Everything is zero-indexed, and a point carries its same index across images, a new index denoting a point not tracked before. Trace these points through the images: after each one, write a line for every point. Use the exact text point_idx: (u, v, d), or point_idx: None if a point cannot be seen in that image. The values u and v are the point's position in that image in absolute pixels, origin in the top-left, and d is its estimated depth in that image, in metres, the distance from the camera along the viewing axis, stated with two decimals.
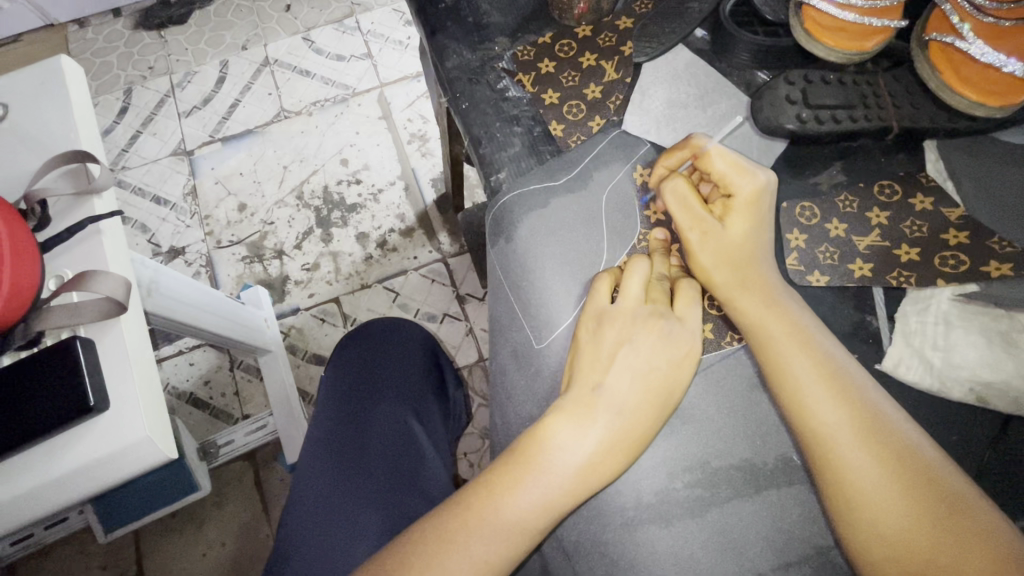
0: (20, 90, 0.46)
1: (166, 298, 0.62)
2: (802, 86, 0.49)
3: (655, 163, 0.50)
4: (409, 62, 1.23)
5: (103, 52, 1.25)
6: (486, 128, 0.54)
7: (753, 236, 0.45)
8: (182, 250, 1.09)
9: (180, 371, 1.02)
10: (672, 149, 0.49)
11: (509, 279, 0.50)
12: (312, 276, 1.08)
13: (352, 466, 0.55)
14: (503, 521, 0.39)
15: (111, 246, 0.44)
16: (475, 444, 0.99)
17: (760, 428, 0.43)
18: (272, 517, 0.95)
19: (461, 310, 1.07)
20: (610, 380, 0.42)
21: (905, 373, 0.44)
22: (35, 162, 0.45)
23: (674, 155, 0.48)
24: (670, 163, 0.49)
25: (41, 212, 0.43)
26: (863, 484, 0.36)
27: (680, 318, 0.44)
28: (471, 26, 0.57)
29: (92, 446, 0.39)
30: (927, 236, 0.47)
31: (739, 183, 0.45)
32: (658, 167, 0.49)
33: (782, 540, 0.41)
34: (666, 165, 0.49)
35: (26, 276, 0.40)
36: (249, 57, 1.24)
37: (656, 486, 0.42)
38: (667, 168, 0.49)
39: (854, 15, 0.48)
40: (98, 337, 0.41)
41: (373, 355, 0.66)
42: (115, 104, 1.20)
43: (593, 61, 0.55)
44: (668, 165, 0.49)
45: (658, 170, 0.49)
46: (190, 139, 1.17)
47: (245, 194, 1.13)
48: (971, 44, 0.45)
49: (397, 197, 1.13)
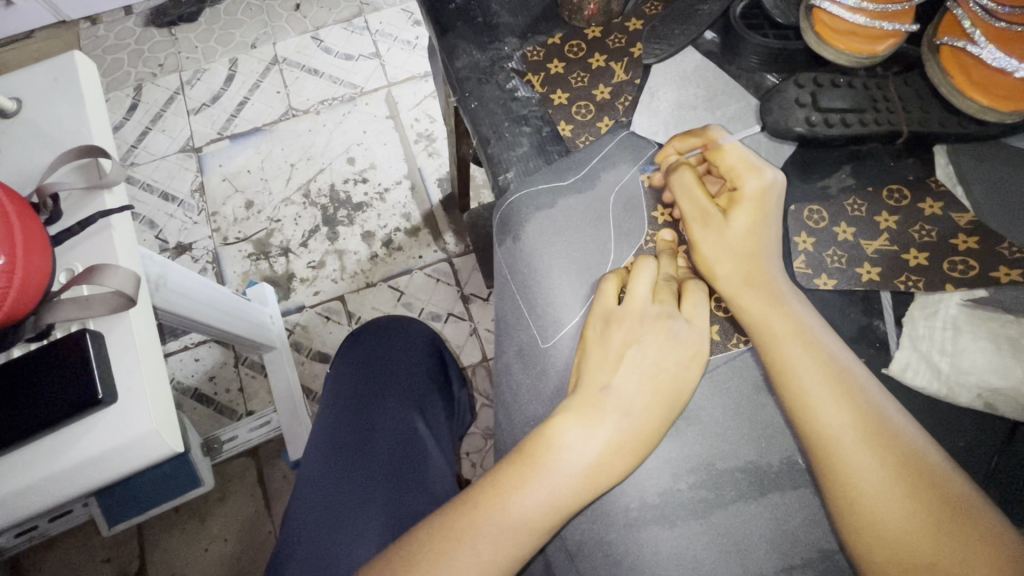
0: (34, 85, 0.46)
1: (173, 291, 0.62)
2: (812, 89, 0.49)
3: (666, 145, 0.50)
4: (417, 62, 1.23)
5: (114, 49, 1.26)
6: (496, 128, 0.54)
7: (759, 232, 0.45)
8: (189, 246, 1.10)
9: (185, 366, 1.03)
10: (685, 133, 0.49)
11: (515, 279, 0.50)
12: (317, 274, 1.09)
13: (359, 464, 0.55)
14: (511, 520, 0.39)
15: (121, 240, 0.44)
16: (478, 444, 1.00)
17: (765, 430, 0.43)
18: (274, 513, 0.96)
19: (466, 310, 1.07)
20: (618, 380, 0.43)
21: (912, 378, 0.44)
22: (47, 156, 0.46)
23: (686, 139, 0.49)
24: (679, 146, 0.49)
25: (53, 205, 0.44)
26: (868, 489, 0.36)
27: (688, 318, 0.45)
28: (480, 25, 0.57)
29: (100, 436, 0.40)
30: (936, 240, 0.47)
31: (747, 179, 0.45)
32: (668, 148, 0.49)
33: (786, 542, 0.41)
34: (677, 149, 0.49)
35: (38, 267, 0.40)
36: (259, 55, 1.24)
37: (660, 487, 0.42)
38: (677, 152, 0.49)
39: (865, 19, 0.48)
40: (107, 330, 0.42)
41: (381, 350, 0.67)
42: (125, 100, 1.21)
43: (603, 62, 0.55)
44: (678, 147, 0.49)
45: (668, 152, 0.50)
46: (198, 136, 1.18)
47: (252, 191, 1.14)
48: (982, 49, 0.45)
49: (403, 197, 1.13)
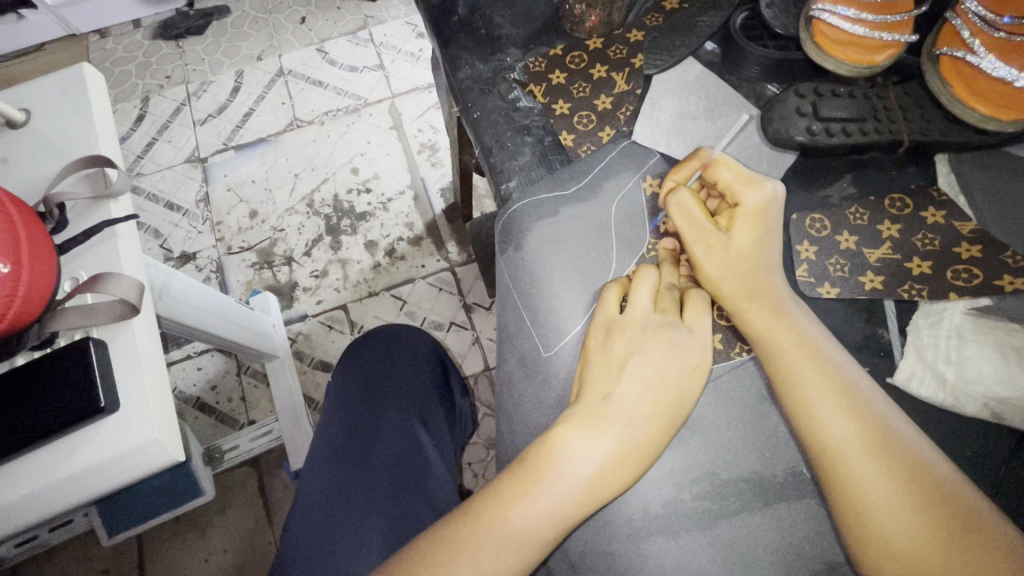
0: (43, 97, 0.47)
1: (176, 302, 0.62)
2: (813, 98, 0.49)
3: (665, 177, 0.49)
4: (420, 74, 1.25)
5: (122, 62, 1.28)
6: (498, 137, 0.54)
7: (759, 245, 0.45)
8: (193, 256, 1.10)
9: (188, 375, 1.03)
10: (680, 162, 0.49)
11: (519, 288, 0.50)
12: (321, 283, 1.09)
13: (360, 475, 0.55)
14: (513, 532, 0.39)
15: (125, 249, 0.44)
16: (481, 454, 0.99)
17: (770, 440, 0.43)
18: (275, 524, 0.95)
19: (468, 320, 1.07)
20: (620, 390, 0.42)
21: (917, 388, 0.44)
22: (55, 167, 0.46)
23: (684, 166, 0.48)
24: (678, 176, 0.49)
25: (59, 215, 0.44)
26: (877, 501, 0.36)
27: (690, 328, 0.45)
28: (483, 37, 0.58)
29: (101, 446, 0.40)
30: (939, 249, 0.47)
31: (746, 193, 0.45)
32: (669, 179, 0.49)
33: (793, 555, 0.40)
34: (676, 178, 0.49)
35: (44, 273, 0.40)
36: (265, 67, 1.26)
37: (664, 497, 0.42)
38: (677, 180, 0.49)
39: (865, 29, 0.49)
40: (111, 339, 0.42)
41: (381, 361, 0.67)
42: (132, 112, 1.22)
43: (604, 72, 0.55)
44: (678, 177, 0.48)
45: (669, 183, 0.49)
46: (204, 146, 1.19)
47: (256, 201, 1.15)
48: (982, 58, 0.45)
49: (406, 206, 1.14)
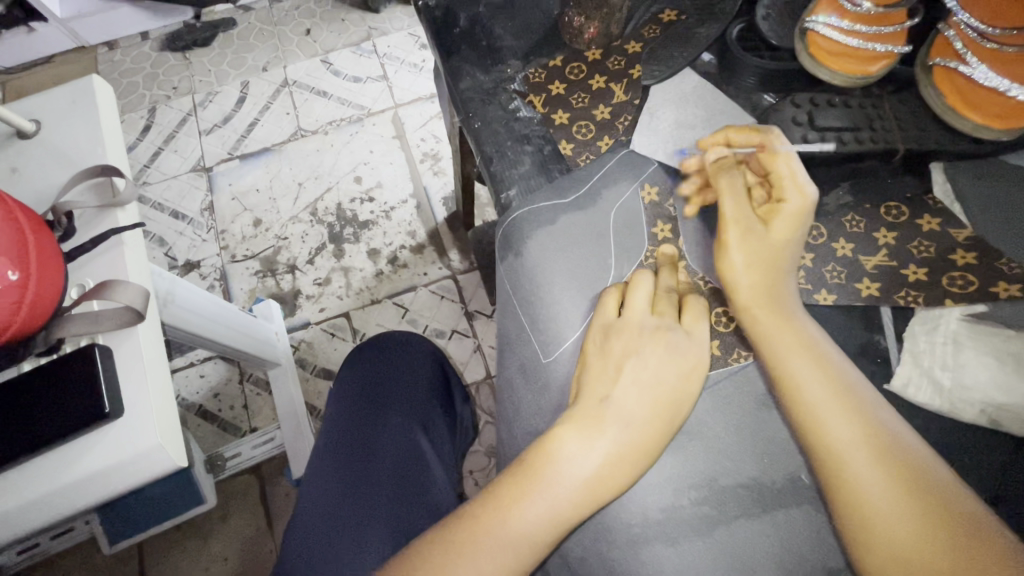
0: (53, 107, 0.48)
1: (181, 308, 0.63)
2: (808, 108, 0.50)
3: (722, 132, 0.49)
4: (422, 84, 1.26)
5: (130, 73, 1.30)
6: (498, 147, 0.55)
7: (790, 246, 0.45)
8: (197, 264, 1.11)
9: (191, 383, 1.04)
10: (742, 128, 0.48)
11: (519, 295, 0.51)
12: (323, 290, 1.10)
13: (363, 478, 0.55)
14: (513, 534, 0.39)
15: (132, 257, 0.45)
16: (482, 462, 1.00)
17: (768, 446, 0.43)
18: (276, 531, 0.95)
19: (470, 327, 1.07)
20: (618, 393, 0.43)
21: (914, 394, 0.44)
22: (63, 175, 0.47)
23: (743, 133, 0.48)
24: (737, 139, 0.48)
25: (68, 223, 0.45)
26: (877, 504, 0.36)
27: (687, 331, 0.45)
28: (484, 49, 0.59)
29: (105, 452, 0.40)
30: (935, 256, 0.48)
31: (793, 195, 0.45)
32: (723, 138, 0.49)
33: (792, 561, 0.40)
34: (732, 139, 0.48)
35: (51, 280, 0.41)
36: (270, 78, 1.28)
37: (663, 503, 0.42)
38: (730, 143, 0.49)
39: (860, 40, 0.50)
40: (115, 345, 0.42)
41: (383, 366, 0.67)
42: (139, 122, 1.24)
43: (603, 83, 0.56)
44: (735, 140, 0.48)
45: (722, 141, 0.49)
46: (209, 156, 1.20)
47: (260, 210, 1.16)
48: (975, 68, 0.46)
49: (409, 215, 1.15)
